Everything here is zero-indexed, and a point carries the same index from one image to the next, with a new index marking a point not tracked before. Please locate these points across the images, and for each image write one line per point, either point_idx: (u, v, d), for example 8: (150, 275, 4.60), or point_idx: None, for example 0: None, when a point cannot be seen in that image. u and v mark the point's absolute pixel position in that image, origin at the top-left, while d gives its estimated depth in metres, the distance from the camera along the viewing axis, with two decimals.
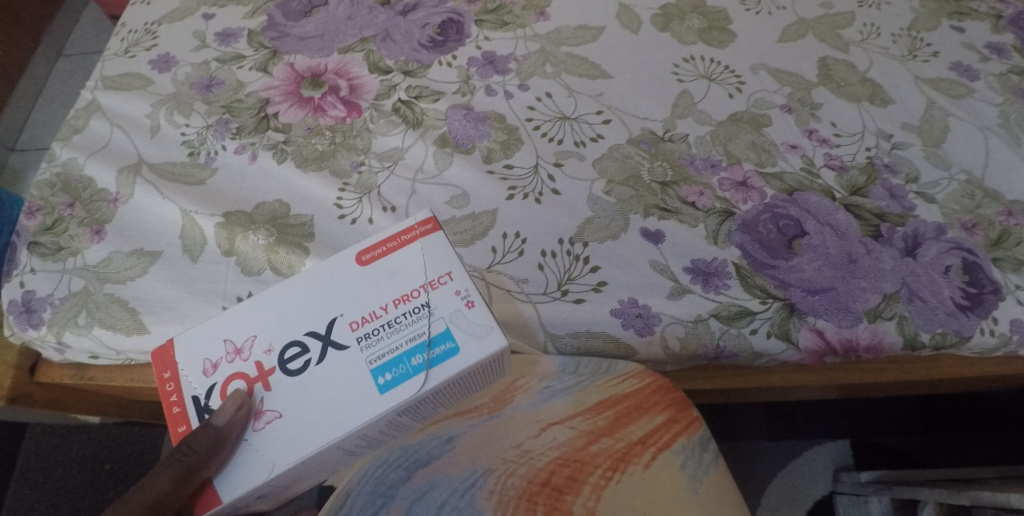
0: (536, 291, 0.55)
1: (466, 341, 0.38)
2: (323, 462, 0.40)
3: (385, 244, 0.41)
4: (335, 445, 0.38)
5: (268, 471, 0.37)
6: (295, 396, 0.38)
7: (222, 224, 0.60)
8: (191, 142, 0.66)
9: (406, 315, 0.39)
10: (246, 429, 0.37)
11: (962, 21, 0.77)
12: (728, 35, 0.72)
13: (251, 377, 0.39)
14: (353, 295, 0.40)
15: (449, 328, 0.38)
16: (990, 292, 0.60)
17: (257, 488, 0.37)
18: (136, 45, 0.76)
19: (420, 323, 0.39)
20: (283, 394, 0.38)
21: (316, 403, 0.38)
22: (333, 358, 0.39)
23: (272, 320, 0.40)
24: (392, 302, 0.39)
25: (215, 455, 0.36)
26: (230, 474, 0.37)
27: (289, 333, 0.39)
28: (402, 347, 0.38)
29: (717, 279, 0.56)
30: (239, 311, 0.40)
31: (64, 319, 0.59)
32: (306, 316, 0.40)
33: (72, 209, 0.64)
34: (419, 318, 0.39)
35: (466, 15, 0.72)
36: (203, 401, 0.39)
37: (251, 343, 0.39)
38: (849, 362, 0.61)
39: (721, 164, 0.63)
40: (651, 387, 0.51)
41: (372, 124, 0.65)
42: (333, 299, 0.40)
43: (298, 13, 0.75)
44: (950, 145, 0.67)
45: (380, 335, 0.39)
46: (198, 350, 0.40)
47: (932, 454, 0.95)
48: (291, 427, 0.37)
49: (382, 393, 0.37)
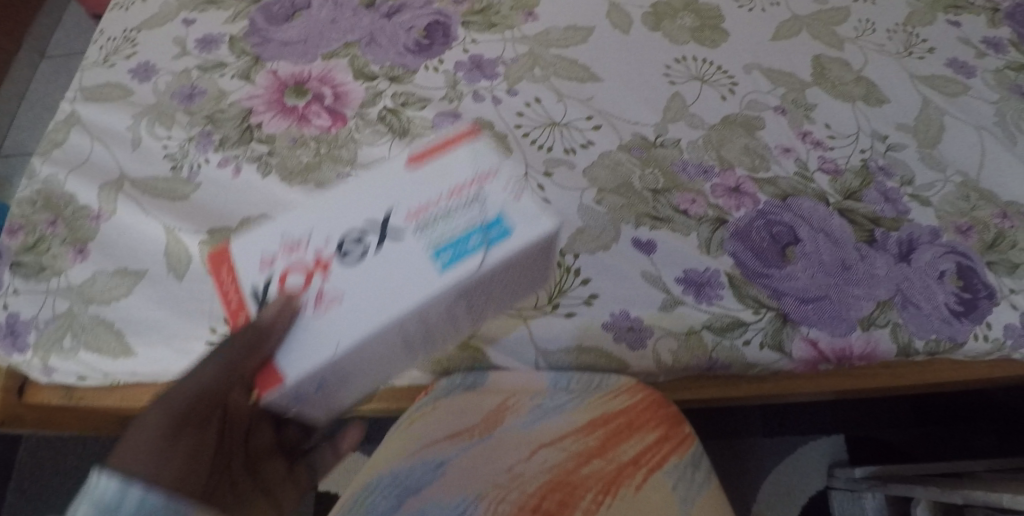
0: (527, 306, 0.54)
1: (519, 223, 0.37)
2: (379, 352, 0.38)
3: (433, 151, 0.41)
4: (393, 327, 0.36)
5: (327, 353, 0.35)
6: (353, 282, 0.37)
7: (206, 242, 0.60)
8: (174, 155, 0.66)
9: (460, 202, 0.38)
10: (302, 314, 0.36)
11: (958, 15, 0.76)
12: (721, 33, 0.70)
13: (309, 267, 0.37)
14: (404, 189, 0.39)
15: (502, 214, 0.38)
16: (984, 297, 0.59)
17: (315, 373, 0.35)
18: (115, 53, 0.75)
19: (475, 211, 0.38)
20: (341, 279, 0.37)
21: (374, 285, 0.36)
22: (389, 245, 0.37)
23: (333, 216, 0.39)
24: (446, 192, 0.39)
25: (268, 338, 0.35)
26: (288, 358, 0.35)
27: (343, 227, 0.38)
28: (459, 228, 0.37)
29: (710, 289, 0.56)
30: (294, 215, 0.39)
31: (50, 342, 0.59)
32: (361, 211, 0.39)
33: (54, 227, 0.63)
34: (473, 206, 0.38)
35: (452, 16, 0.70)
36: (261, 292, 0.37)
37: (307, 239, 0.38)
38: (842, 369, 0.61)
39: (713, 170, 0.62)
40: (643, 404, 0.51)
41: (358, 134, 0.64)
42: (387, 196, 0.39)
43: (281, 17, 0.73)
44: (945, 145, 0.66)
45: (436, 222, 0.38)
46: (253, 250, 0.39)
47: (926, 448, 0.96)
48: (349, 310, 0.36)
49: (441, 271, 0.36)
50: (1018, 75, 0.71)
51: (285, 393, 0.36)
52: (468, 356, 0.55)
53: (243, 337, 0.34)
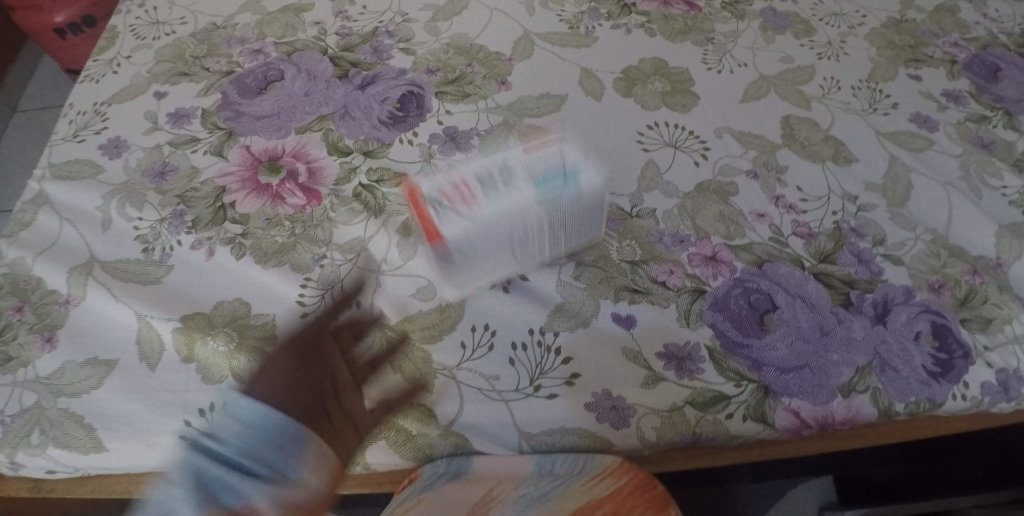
0: (508, 388, 0.56)
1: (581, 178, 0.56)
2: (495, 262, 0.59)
3: (526, 147, 0.58)
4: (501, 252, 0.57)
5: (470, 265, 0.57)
6: (468, 222, 0.55)
7: (180, 329, 0.58)
8: (145, 236, 0.64)
9: (541, 161, 0.56)
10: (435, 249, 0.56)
11: (918, 68, 0.77)
12: (690, 97, 0.72)
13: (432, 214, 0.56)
14: (501, 172, 0.56)
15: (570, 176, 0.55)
16: (960, 356, 0.60)
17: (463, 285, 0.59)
18: (85, 128, 0.71)
19: (550, 160, 0.57)
20: (464, 219, 0.55)
21: (490, 220, 0.56)
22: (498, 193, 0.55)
23: (465, 179, 0.54)
24: (530, 158, 0.56)
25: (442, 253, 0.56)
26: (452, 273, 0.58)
27: (464, 181, 0.56)
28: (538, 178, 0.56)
29: (691, 364, 0.57)
30: (430, 178, 0.57)
31: (17, 438, 0.56)
32: (478, 168, 0.57)
33: (20, 315, 0.60)
34: (547, 159, 0.57)
35: (425, 87, 0.71)
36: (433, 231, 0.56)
37: (438, 193, 0.56)
38: (827, 433, 0.61)
39: (689, 239, 0.63)
40: (627, 488, 0.55)
41: (333, 213, 0.64)
42: (491, 169, 0.57)
43: (254, 89, 0.72)
44: (914, 202, 0.67)
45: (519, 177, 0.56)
46: (427, 193, 0.57)
47: (915, 485, 0.95)
48: (471, 235, 0.55)
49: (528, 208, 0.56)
50: (979, 127, 0.72)
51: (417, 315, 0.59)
52: (452, 440, 0.56)
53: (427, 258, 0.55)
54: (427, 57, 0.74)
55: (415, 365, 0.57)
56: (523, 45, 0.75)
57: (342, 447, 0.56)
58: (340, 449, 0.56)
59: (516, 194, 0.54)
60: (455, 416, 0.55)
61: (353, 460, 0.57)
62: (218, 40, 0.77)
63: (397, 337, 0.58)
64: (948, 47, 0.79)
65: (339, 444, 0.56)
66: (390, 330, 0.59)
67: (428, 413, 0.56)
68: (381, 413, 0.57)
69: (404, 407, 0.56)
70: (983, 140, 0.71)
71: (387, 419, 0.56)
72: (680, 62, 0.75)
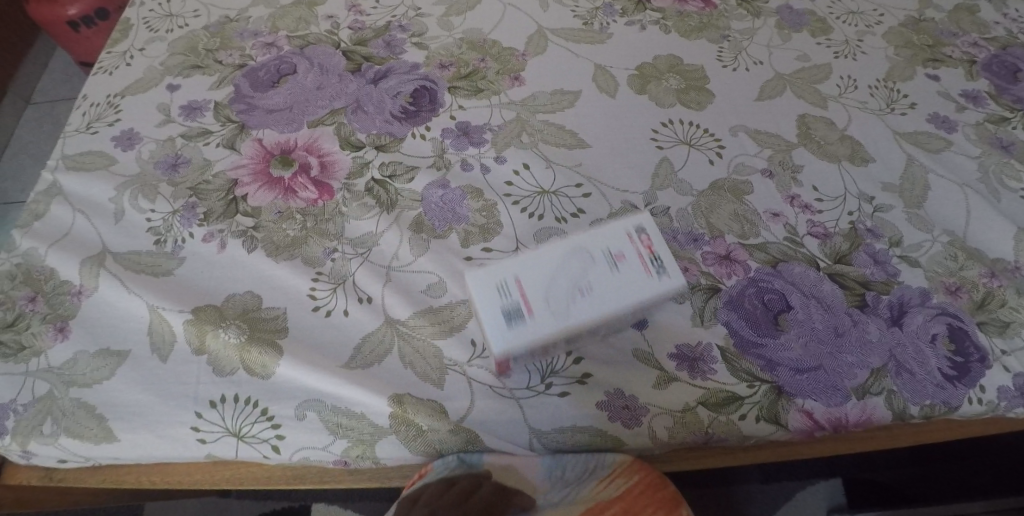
0: (519, 386, 0.55)
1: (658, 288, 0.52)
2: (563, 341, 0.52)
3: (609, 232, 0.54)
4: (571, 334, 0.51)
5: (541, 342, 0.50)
6: (548, 302, 0.50)
7: (191, 321, 0.58)
8: (157, 228, 0.63)
9: (618, 263, 0.52)
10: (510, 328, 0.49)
11: (937, 68, 0.76)
12: (705, 95, 0.71)
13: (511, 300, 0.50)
14: (580, 261, 0.52)
15: (644, 283, 0.52)
16: (976, 360, 0.59)
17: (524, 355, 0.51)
18: (98, 119, 0.71)
19: (630, 250, 0.53)
20: (543, 301, 0.50)
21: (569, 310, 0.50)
22: (577, 273, 0.51)
23: (538, 267, 0.52)
24: (614, 257, 0.52)
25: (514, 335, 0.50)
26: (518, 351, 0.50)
27: (541, 272, 0.52)
28: (615, 296, 0.51)
29: (704, 364, 0.56)
30: (505, 265, 0.52)
31: (29, 427, 0.56)
32: (555, 258, 0.52)
33: (34, 305, 0.60)
34: (625, 261, 0.52)
35: (438, 82, 0.71)
36: (509, 320, 0.50)
37: (515, 284, 0.51)
38: (839, 434, 0.60)
39: (703, 238, 0.62)
40: (638, 488, 0.55)
41: (345, 207, 0.64)
42: (570, 260, 0.52)
43: (266, 82, 0.71)
44: (931, 204, 0.66)
45: (599, 273, 0.52)
46: (502, 278, 0.52)
47: (923, 489, 0.94)
48: (550, 321, 0.50)
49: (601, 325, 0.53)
50: (998, 128, 0.71)
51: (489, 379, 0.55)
52: (462, 436, 0.55)
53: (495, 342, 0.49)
54: (440, 51, 0.74)
55: (426, 361, 0.56)
56: (537, 41, 0.75)
57: (352, 441, 0.56)
58: (351, 445, 0.56)
59: (592, 304, 0.51)
60: (465, 413, 0.55)
61: (364, 456, 0.56)
62: (231, 32, 0.77)
63: (408, 334, 0.57)
64: (967, 46, 0.78)
65: (349, 439, 0.56)
66: (402, 327, 0.58)
67: (438, 410, 0.55)
68: (390, 411, 0.55)
69: (414, 405, 0.55)
70: (1001, 141, 0.71)
71: (398, 416, 0.55)
72: (695, 60, 0.74)
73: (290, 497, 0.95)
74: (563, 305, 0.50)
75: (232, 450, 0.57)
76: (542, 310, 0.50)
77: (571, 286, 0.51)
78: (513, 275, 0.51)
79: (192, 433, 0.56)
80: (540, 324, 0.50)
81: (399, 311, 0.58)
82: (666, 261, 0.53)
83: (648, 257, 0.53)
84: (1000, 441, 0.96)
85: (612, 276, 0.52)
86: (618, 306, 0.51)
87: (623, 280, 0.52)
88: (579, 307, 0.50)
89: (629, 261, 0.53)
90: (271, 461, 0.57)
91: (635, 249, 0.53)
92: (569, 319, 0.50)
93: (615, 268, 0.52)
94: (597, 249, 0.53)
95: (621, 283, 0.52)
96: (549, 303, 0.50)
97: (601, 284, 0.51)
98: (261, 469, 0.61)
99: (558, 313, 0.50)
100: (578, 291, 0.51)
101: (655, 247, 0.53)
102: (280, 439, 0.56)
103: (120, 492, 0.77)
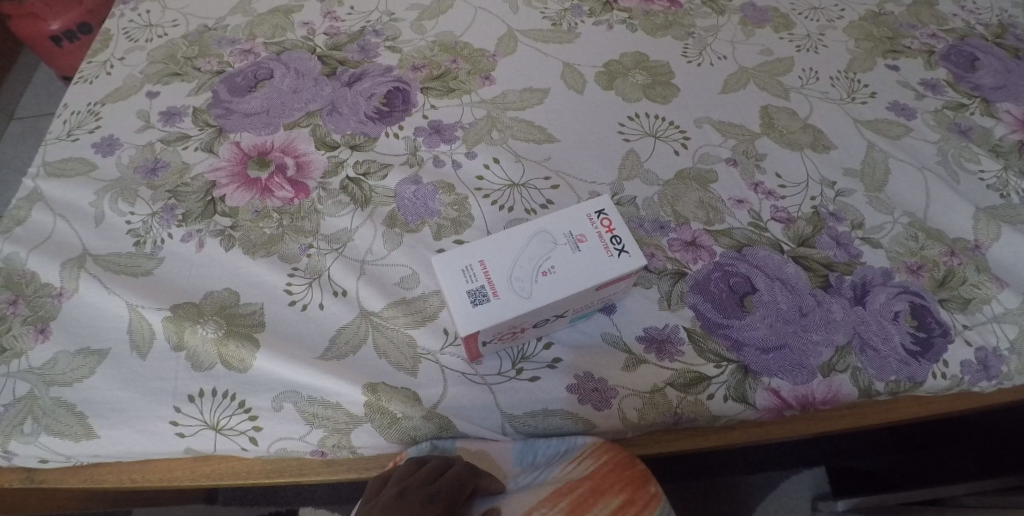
0: (491, 372, 0.57)
1: (621, 266, 0.52)
2: (529, 320, 0.53)
3: (571, 216, 0.54)
4: (534, 313, 0.51)
5: (505, 323, 0.50)
6: (511, 286, 0.51)
7: (169, 318, 0.59)
8: (137, 231, 0.64)
9: (578, 246, 0.53)
10: (474, 310, 0.50)
11: (897, 59, 0.77)
12: (671, 89, 0.74)
13: (477, 284, 0.51)
14: (541, 245, 0.52)
15: (606, 262, 0.52)
16: (939, 335, 0.60)
17: (490, 335, 0.52)
18: (79, 127, 0.71)
19: (592, 232, 0.53)
20: (506, 283, 0.51)
21: (533, 293, 0.51)
22: (538, 257, 0.52)
23: (502, 250, 0.52)
24: (574, 241, 0.53)
25: (478, 316, 0.50)
26: (483, 333, 0.51)
27: (504, 255, 0.52)
28: (576, 277, 0.52)
29: (671, 346, 0.58)
30: (472, 246, 0.53)
31: (10, 427, 0.56)
32: (519, 240, 0.53)
33: (15, 307, 0.60)
34: (583, 245, 0.53)
35: (411, 83, 0.73)
36: (471, 301, 0.50)
37: (480, 267, 0.52)
38: (808, 412, 0.62)
39: (669, 225, 0.64)
40: (607, 467, 0.56)
41: (320, 205, 0.65)
42: (532, 244, 0.52)
43: (244, 88, 0.73)
44: (891, 187, 0.68)
45: (559, 256, 0.52)
46: (467, 261, 0.52)
47: (906, 475, 0.94)
48: (511, 303, 0.50)
49: (566, 304, 0.53)
50: (956, 115, 0.73)
51: (468, 361, 0.57)
52: (435, 422, 0.57)
53: (462, 322, 0.50)
54: (413, 54, 0.75)
55: (400, 351, 0.58)
56: (506, 42, 0.77)
57: (329, 430, 0.57)
58: (327, 434, 0.57)
59: (552, 285, 0.51)
60: (439, 399, 0.57)
61: (340, 445, 0.58)
62: (209, 41, 0.78)
63: (383, 324, 0.59)
64: (926, 37, 0.79)
65: (326, 429, 0.57)
66: (377, 319, 0.59)
67: (412, 397, 0.57)
68: (365, 399, 0.57)
69: (388, 393, 0.57)
70: (960, 127, 0.73)
71: (373, 404, 0.57)
72: (660, 56, 0.77)
73: (277, 502, 0.95)
74: (526, 286, 0.51)
75: (211, 443, 0.58)
76: (508, 289, 0.51)
77: (534, 268, 0.52)
78: (479, 258, 0.52)
79: (171, 427, 0.57)
80: (504, 305, 0.50)
81: (374, 303, 0.60)
82: (626, 241, 0.53)
83: (609, 237, 0.53)
84: (979, 424, 0.97)
85: (572, 257, 0.52)
86: (578, 284, 0.51)
87: (584, 261, 0.52)
88: (542, 288, 0.51)
89: (590, 242, 0.53)
90: (249, 453, 0.59)
91: (596, 230, 0.53)
92: (530, 300, 0.50)
93: (577, 249, 0.53)
94: (559, 232, 0.53)
95: (583, 262, 0.52)
96: (513, 286, 0.51)
97: (562, 265, 0.52)
98: (241, 464, 0.64)
99: (521, 293, 0.51)
100: (541, 273, 0.51)
101: (616, 227, 0.53)
102: (258, 430, 0.57)
103: (103, 496, 0.78)
